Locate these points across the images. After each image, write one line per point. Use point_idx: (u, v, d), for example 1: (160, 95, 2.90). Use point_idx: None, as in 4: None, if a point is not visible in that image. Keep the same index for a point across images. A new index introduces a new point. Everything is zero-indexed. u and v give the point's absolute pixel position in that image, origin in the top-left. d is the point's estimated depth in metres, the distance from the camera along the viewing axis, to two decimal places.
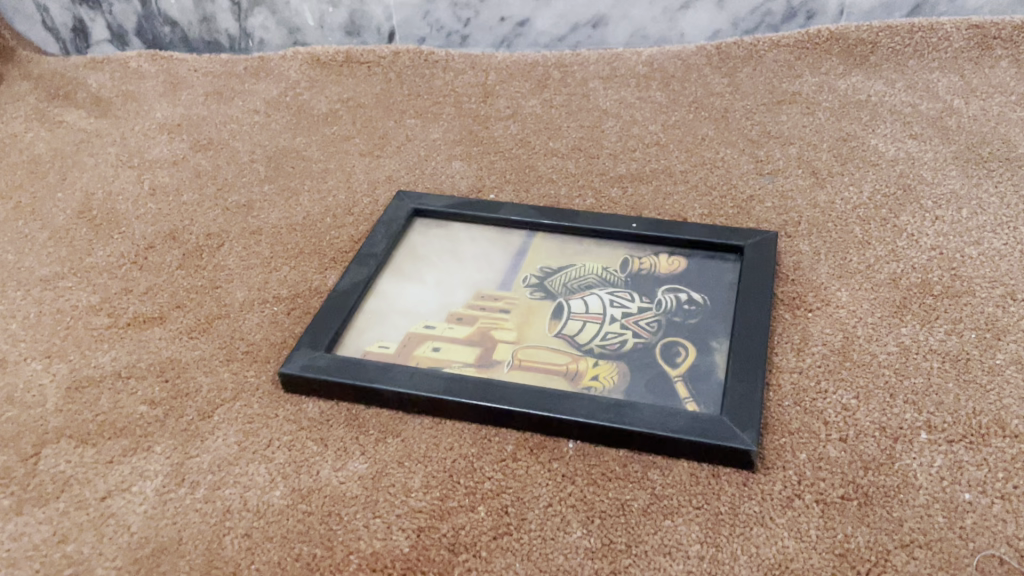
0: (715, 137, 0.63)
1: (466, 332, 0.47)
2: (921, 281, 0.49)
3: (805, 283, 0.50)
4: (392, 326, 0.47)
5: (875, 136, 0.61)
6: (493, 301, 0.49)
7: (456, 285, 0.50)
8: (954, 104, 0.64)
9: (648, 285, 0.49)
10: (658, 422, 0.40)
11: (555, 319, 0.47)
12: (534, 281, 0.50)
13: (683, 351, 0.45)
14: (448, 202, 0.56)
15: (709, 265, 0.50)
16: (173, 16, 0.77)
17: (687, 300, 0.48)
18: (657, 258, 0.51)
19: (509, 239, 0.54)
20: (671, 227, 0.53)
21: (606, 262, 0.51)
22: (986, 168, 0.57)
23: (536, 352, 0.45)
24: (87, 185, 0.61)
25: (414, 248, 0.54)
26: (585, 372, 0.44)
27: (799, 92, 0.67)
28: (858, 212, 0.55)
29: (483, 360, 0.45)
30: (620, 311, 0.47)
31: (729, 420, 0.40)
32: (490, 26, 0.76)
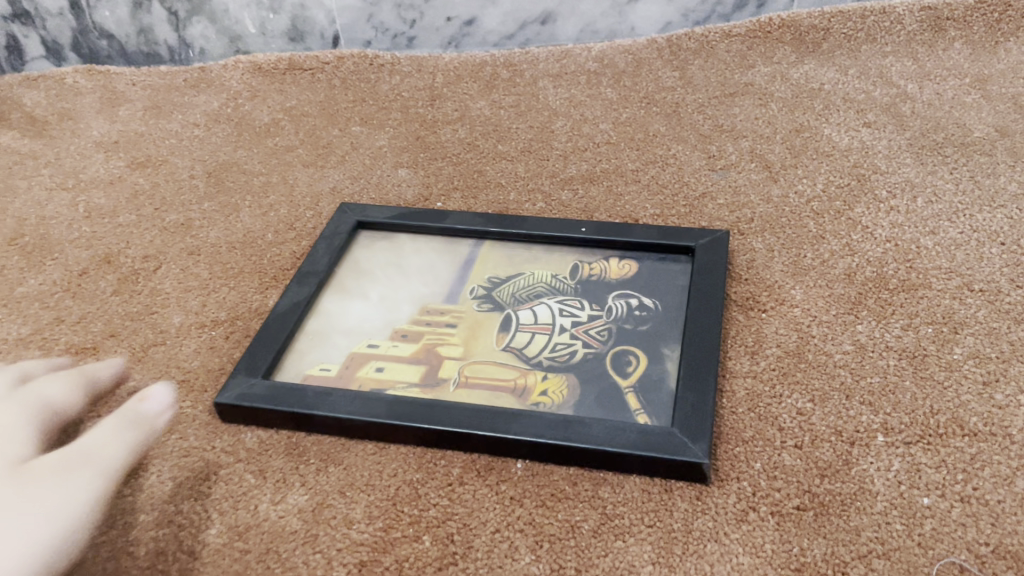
0: (667, 133, 0.62)
1: (411, 350, 0.45)
2: (876, 275, 0.48)
3: (758, 283, 0.49)
4: (334, 348, 0.46)
5: (829, 125, 0.60)
6: (438, 315, 0.47)
7: (401, 299, 0.48)
8: (908, 89, 0.63)
9: (599, 292, 0.48)
10: (608, 438, 0.39)
11: (503, 332, 0.45)
12: (481, 292, 0.48)
13: (635, 360, 0.43)
14: (392, 213, 0.54)
15: (662, 269, 0.49)
16: (109, 30, 0.75)
17: (639, 306, 0.46)
18: (608, 263, 0.50)
19: (457, 249, 0.52)
20: (621, 230, 0.51)
21: (556, 268, 0.50)
22: (941, 155, 0.56)
23: (482, 367, 0.43)
24: (20, 211, 0.59)
25: (358, 263, 0.52)
26: (533, 387, 0.42)
27: (752, 82, 0.65)
28: (812, 205, 0.53)
29: (427, 379, 0.43)
30: (569, 320, 0.46)
31: (680, 433, 0.38)
32: (436, 27, 0.74)
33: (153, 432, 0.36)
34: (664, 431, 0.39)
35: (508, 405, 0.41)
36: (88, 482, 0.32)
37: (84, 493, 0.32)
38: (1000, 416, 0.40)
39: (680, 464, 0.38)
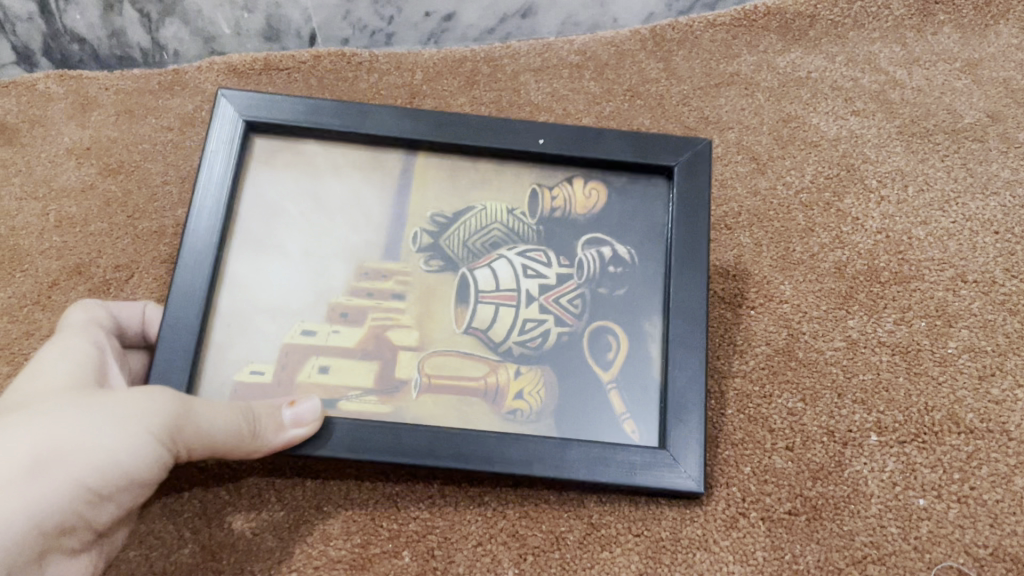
0: (650, 127, 0.60)
1: (357, 339, 0.41)
2: (867, 268, 0.47)
3: (745, 278, 0.47)
4: (263, 335, 0.41)
5: (816, 114, 0.59)
6: (381, 283, 0.42)
7: (331, 256, 0.43)
8: (897, 75, 0.61)
9: (564, 238, 0.44)
10: (601, 470, 0.38)
11: (461, 306, 0.42)
12: (428, 242, 0.43)
13: (613, 343, 0.42)
14: (293, 114, 0.44)
15: (631, 193, 0.45)
16: (80, 33, 0.72)
17: (612, 259, 0.43)
18: (570, 189, 0.45)
19: (384, 164, 0.45)
20: (586, 144, 0.44)
21: (512, 199, 0.44)
22: (932, 142, 0.55)
23: (445, 361, 0.41)
24: None
25: (263, 195, 0.43)
26: (506, 387, 0.40)
27: (737, 72, 0.64)
28: (801, 197, 0.52)
29: (384, 384, 0.40)
30: (535, 285, 0.43)
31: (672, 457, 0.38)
32: (415, 22, 0.73)
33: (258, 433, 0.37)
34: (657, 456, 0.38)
35: (482, 412, 0.40)
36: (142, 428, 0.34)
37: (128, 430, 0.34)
38: (997, 411, 0.40)
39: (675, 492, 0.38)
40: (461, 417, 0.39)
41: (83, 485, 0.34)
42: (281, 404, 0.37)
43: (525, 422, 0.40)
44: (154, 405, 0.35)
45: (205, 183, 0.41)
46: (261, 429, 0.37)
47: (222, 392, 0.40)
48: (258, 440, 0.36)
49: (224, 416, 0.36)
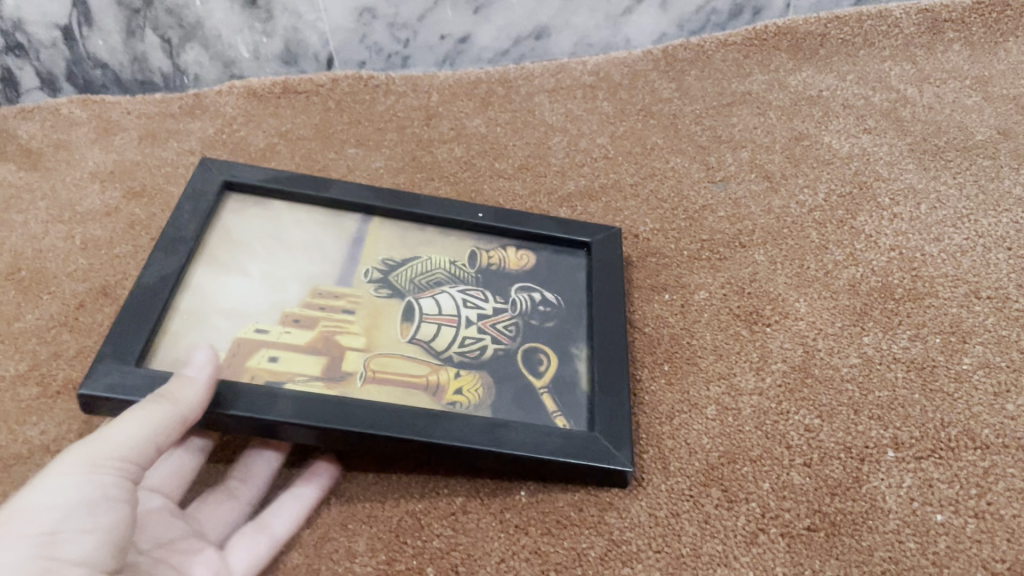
0: (665, 145, 0.61)
1: (306, 338, 0.41)
2: (881, 285, 0.47)
3: (761, 296, 0.48)
4: (214, 330, 0.41)
5: (828, 133, 0.59)
6: (333, 299, 0.44)
7: (286, 280, 0.45)
8: (908, 93, 0.62)
9: (501, 284, 0.47)
10: (538, 444, 0.38)
11: (406, 321, 0.43)
12: (377, 276, 0.46)
13: (544, 361, 0.43)
14: (262, 173, 0.49)
15: (560, 262, 0.49)
16: (102, 59, 0.74)
17: (542, 301, 0.46)
18: (505, 252, 0.49)
19: (341, 222, 0.49)
20: (521, 218, 0.50)
21: (454, 254, 0.48)
22: (944, 159, 0.56)
23: (390, 360, 0.41)
24: (16, 245, 0.58)
25: (229, 230, 0.47)
26: (446, 385, 0.40)
27: (749, 92, 0.65)
28: (814, 215, 0.53)
29: (331, 371, 0.40)
30: (475, 313, 0.45)
31: (606, 440, 0.39)
32: (430, 45, 0.74)
33: (165, 403, 0.35)
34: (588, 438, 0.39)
35: (422, 400, 0.39)
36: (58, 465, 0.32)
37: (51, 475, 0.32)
38: (1012, 426, 0.40)
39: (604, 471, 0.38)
40: (403, 400, 0.39)
41: (35, 534, 0.30)
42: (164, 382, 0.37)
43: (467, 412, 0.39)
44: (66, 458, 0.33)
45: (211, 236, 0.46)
46: (167, 392, 0.35)
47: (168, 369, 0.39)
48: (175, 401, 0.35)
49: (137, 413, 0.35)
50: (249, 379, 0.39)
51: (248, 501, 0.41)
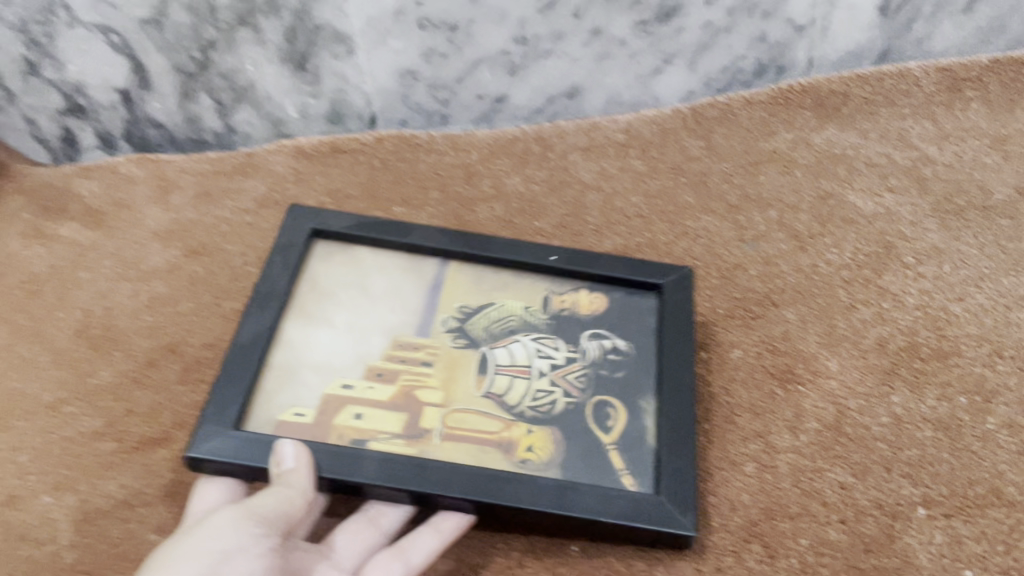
0: (696, 204, 0.64)
1: (388, 394, 0.46)
2: (907, 344, 0.50)
3: (794, 354, 0.51)
4: (304, 387, 0.46)
5: (852, 191, 0.62)
6: (413, 352, 0.48)
7: (370, 332, 0.49)
8: (929, 152, 0.65)
9: (571, 330, 0.50)
10: (601, 504, 0.41)
11: (480, 375, 0.47)
12: (453, 325, 0.50)
13: (613, 413, 0.46)
14: (348, 221, 0.53)
15: (634, 304, 0.51)
16: (158, 119, 0.78)
17: (612, 350, 0.49)
18: (576, 295, 0.52)
19: (422, 268, 0.53)
20: (592, 258, 0.52)
21: (527, 300, 0.51)
22: (965, 220, 0.58)
23: (465, 416, 0.45)
24: (86, 304, 0.62)
25: (318, 281, 0.51)
26: (519, 441, 0.44)
27: (775, 150, 0.68)
28: (842, 274, 0.56)
29: (411, 430, 0.44)
30: (546, 363, 0.48)
31: (669, 503, 0.41)
32: (468, 104, 0.78)
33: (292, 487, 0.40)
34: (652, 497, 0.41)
35: (495, 459, 0.43)
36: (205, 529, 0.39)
37: (197, 537, 0.38)
38: None
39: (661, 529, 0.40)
40: (476, 460, 0.43)
41: None
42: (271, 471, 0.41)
43: (536, 471, 0.43)
44: (196, 541, 0.38)
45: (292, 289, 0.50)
46: (289, 477, 0.40)
47: (266, 427, 0.44)
48: (294, 490, 0.40)
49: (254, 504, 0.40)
50: (337, 438, 0.43)
51: (385, 530, 0.45)
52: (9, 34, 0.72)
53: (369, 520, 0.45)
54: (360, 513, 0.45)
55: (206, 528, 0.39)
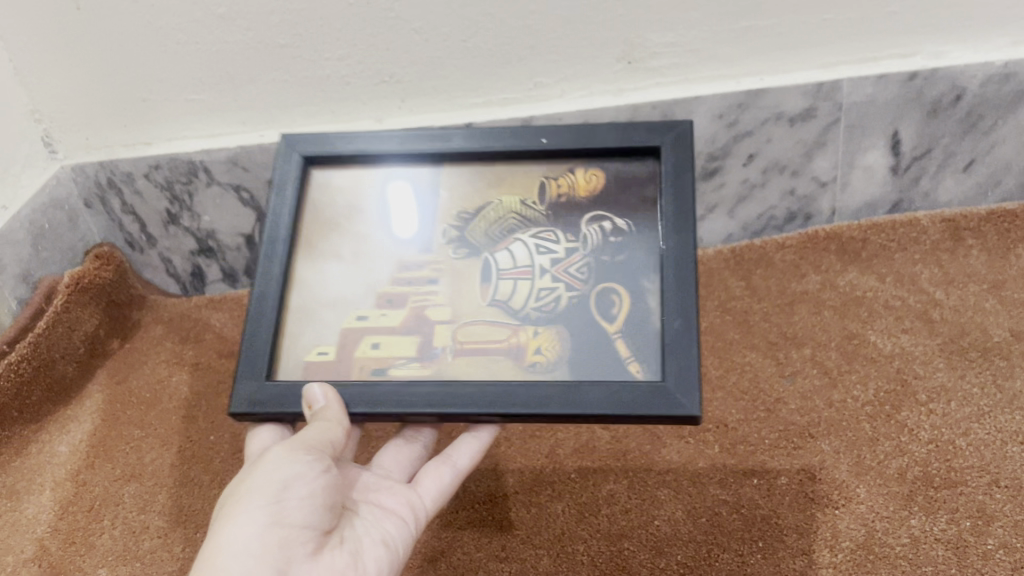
0: (742, 340, 0.76)
1: (400, 319, 0.57)
2: (923, 474, 0.63)
3: (830, 481, 0.64)
4: (323, 323, 0.58)
5: (873, 331, 0.75)
6: (418, 271, 0.59)
7: (376, 255, 0.60)
8: (937, 295, 0.77)
9: (571, 219, 0.59)
10: (606, 401, 0.52)
11: (484, 283, 0.58)
12: (454, 234, 0.60)
13: (616, 301, 0.56)
14: (340, 148, 0.63)
15: (624, 174, 0.60)
16: None
17: (612, 232, 0.58)
18: (572, 178, 0.61)
19: (414, 177, 0.63)
20: (583, 139, 0.60)
21: (525, 193, 0.61)
22: (969, 359, 0.71)
23: (471, 329, 0.56)
24: (234, 427, 0.76)
25: (320, 208, 0.62)
26: (528, 345, 0.55)
27: (805, 290, 0.80)
28: (867, 408, 0.69)
29: (423, 352, 0.56)
30: (547, 259, 0.58)
31: (671, 387, 0.51)
32: None
33: (329, 421, 0.52)
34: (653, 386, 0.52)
35: (505, 365, 0.54)
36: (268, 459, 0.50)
37: (262, 466, 0.50)
38: None
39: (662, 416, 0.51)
40: (490, 367, 0.54)
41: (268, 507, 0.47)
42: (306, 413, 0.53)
43: (544, 370, 0.54)
44: (263, 471, 0.49)
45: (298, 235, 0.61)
46: (327, 413, 0.52)
47: (297, 368, 0.57)
48: (333, 422, 0.52)
49: (301, 436, 0.51)
50: (361, 368, 0.56)
51: (425, 444, 0.63)
52: (156, 192, 0.84)
53: (411, 436, 0.62)
54: (398, 437, 0.62)
55: (268, 462, 0.50)
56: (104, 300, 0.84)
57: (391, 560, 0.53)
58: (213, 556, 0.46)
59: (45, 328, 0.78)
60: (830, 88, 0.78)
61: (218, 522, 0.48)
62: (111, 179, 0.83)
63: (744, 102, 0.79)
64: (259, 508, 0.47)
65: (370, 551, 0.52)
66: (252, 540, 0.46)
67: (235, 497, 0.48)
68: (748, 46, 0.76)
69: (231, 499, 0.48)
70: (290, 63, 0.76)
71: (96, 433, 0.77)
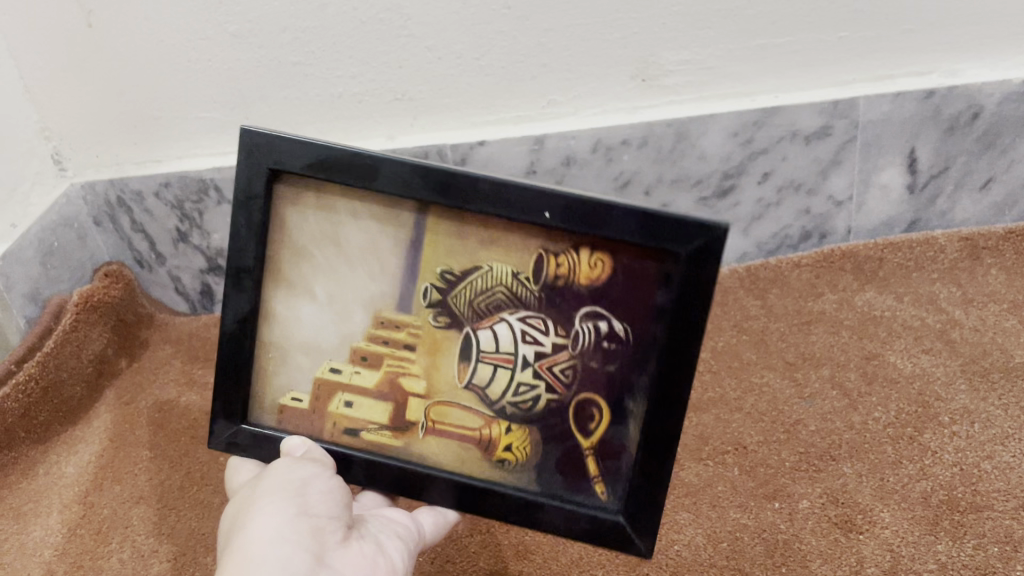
0: (759, 360, 0.75)
1: (373, 381, 0.58)
2: (947, 498, 0.62)
3: (853, 505, 0.63)
4: (297, 369, 0.59)
5: (893, 352, 0.74)
6: (392, 331, 0.57)
7: (350, 304, 0.57)
8: (956, 315, 0.77)
9: (563, 306, 0.54)
10: (568, 527, 0.56)
11: (463, 362, 0.56)
12: (436, 297, 0.56)
13: (596, 416, 0.55)
14: (306, 167, 0.53)
15: (637, 269, 0.52)
16: None
17: (607, 335, 0.54)
18: (575, 259, 0.52)
19: (397, 217, 0.54)
20: (591, 220, 0.50)
21: (518, 265, 0.54)
22: (991, 381, 0.71)
23: (446, 409, 0.57)
24: None
25: (292, 234, 0.56)
26: (498, 441, 0.57)
27: (823, 310, 0.79)
28: (889, 430, 0.68)
29: (396, 422, 0.58)
30: (531, 352, 0.55)
31: (629, 530, 0.55)
32: None
33: (320, 460, 0.55)
34: (614, 523, 0.55)
35: (475, 458, 0.57)
36: (280, 473, 0.51)
37: (277, 477, 0.51)
38: None
39: (616, 548, 0.56)
40: (459, 454, 0.57)
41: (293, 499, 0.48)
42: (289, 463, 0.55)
43: (511, 470, 0.57)
44: (280, 478, 0.50)
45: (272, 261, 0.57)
46: (314, 457, 0.55)
47: (273, 408, 0.59)
48: (324, 462, 0.55)
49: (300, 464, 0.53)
50: (333, 423, 0.58)
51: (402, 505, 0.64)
52: (166, 210, 0.83)
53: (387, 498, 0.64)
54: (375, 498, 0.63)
55: (279, 474, 0.51)
56: (113, 319, 0.83)
57: (408, 552, 0.53)
58: (247, 542, 0.45)
59: (53, 347, 0.77)
60: (846, 106, 0.77)
61: (244, 522, 0.47)
62: (120, 197, 0.82)
63: (760, 120, 0.78)
64: (286, 501, 0.48)
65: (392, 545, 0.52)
66: (285, 523, 0.46)
67: (256, 500, 0.49)
68: (762, 64, 0.76)
69: (254, 504, 0.48)
70: (302, 81, 0.75)
71: (103, 454, 0.75)
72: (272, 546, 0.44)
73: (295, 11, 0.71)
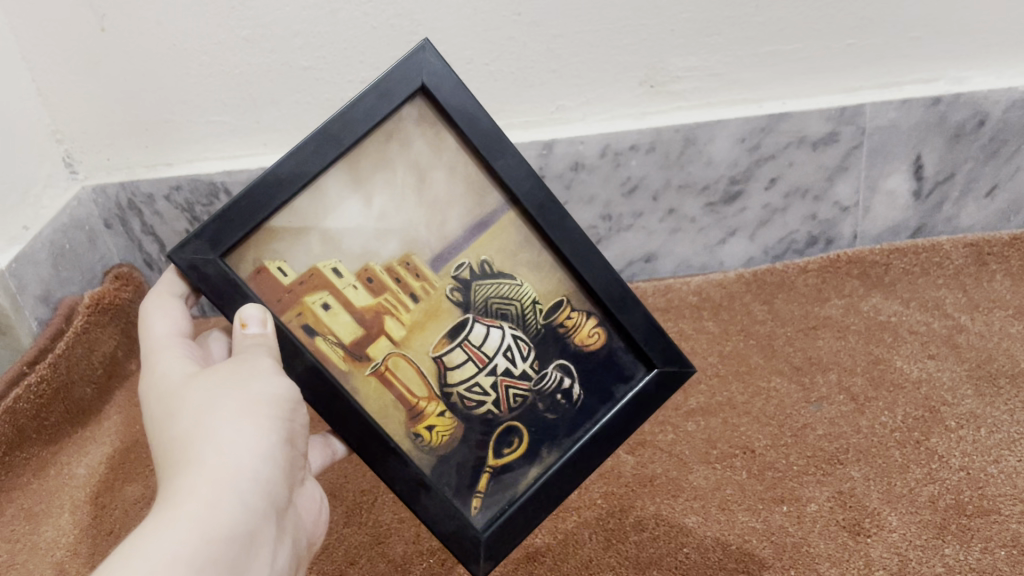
0: (765, 364, 0.77)
1: (363, 303, 0.54)
2: (955, 502, 0.62)
3: (862, 509, 0.63)
4: (304, 248, 0.53)
5: (899, 356, 0.75)
6: (411, 275, 0.56)
7: (392, 230, 0.55)
8: (962, 321, 0.78)
9: (550, 349, 0.59)
10: (434, 522, 0.54)
11: (449, 338, 0.57)
12: (465, 276, 0.57)
13: (514, 443, 0.57)
14: (456, 112, 0.54)
15: (615, 358, 0.61)
16: None
17: (563, 393, 0.59)
18: (582, 321, 0.60)
19: (484, 197, 0.57)
20: (622, 305, 0.60)
21: (542, 296, 0.59)
22: (996, 386, 0.71)
23: (404, 365, 0.55)
24: None
25: (392, 143, 0.54)
26: (427, 416, 0.55)
27: (829, 315, 0.81)
28: (896, 435, 0.68)
29: (359, 348, 0.54)
30: (503, 365, 0.58)
31: (482, 548, 0.54)
32: None
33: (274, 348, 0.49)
34: (473, 536, 0.54)
35: (398, 419, 0.54)
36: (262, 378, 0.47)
37: (257, 384, 0.46)
38: None
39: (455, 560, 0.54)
40: (387, 408, 0.54)
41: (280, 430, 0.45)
42: (237, 331, 0.49)
43: (419, 448, 0.55)
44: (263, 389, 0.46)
45: (359, 147, 0.53)
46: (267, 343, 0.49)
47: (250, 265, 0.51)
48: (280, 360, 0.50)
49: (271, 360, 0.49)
50: (299, 316, 0.52)
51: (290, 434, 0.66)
52: (176, 212, 0.84)
53: None
54: None
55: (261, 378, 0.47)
56: (122, 321, 0.84)
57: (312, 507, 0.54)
58: (232, 459, 0.42)
59: (64, 349, 0.76)
60: (853, 112, 0.77)
61: (222, 425, 0.43)
62: (131, 200, 0.83)
63: (767, 127, 0.78)
64: (279, 422, 0.45)
65: (307, 504, 0.52)
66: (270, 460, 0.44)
67: (236, 404, 0.44)
68: (770, 70, 0.77)
69: (235, 409, 0.44)
70: (313, 84, 0.76)
71: (114, 455, 0.76)
72: (262, 468, 0.43)
73: (308, 18, 0.72)
